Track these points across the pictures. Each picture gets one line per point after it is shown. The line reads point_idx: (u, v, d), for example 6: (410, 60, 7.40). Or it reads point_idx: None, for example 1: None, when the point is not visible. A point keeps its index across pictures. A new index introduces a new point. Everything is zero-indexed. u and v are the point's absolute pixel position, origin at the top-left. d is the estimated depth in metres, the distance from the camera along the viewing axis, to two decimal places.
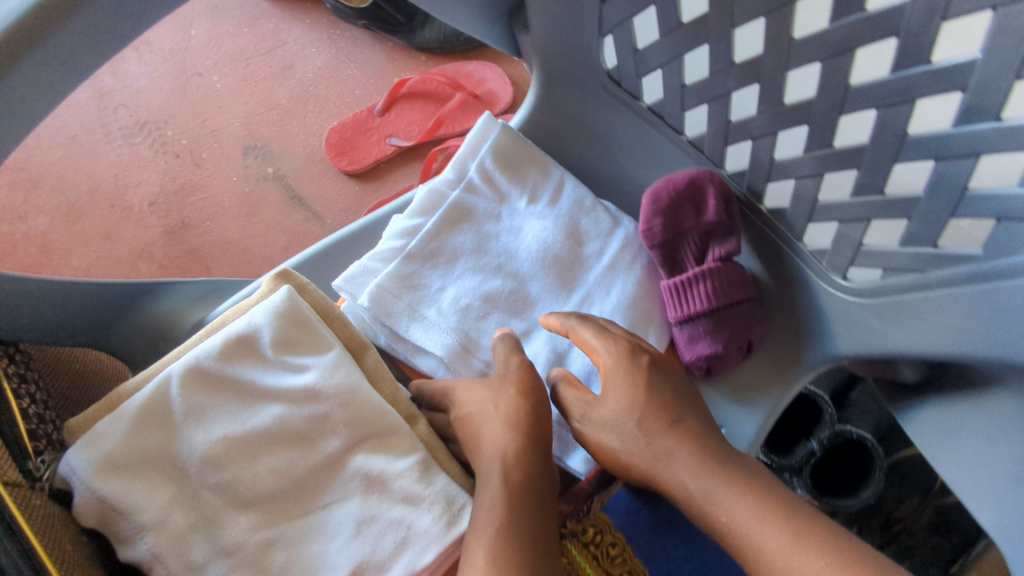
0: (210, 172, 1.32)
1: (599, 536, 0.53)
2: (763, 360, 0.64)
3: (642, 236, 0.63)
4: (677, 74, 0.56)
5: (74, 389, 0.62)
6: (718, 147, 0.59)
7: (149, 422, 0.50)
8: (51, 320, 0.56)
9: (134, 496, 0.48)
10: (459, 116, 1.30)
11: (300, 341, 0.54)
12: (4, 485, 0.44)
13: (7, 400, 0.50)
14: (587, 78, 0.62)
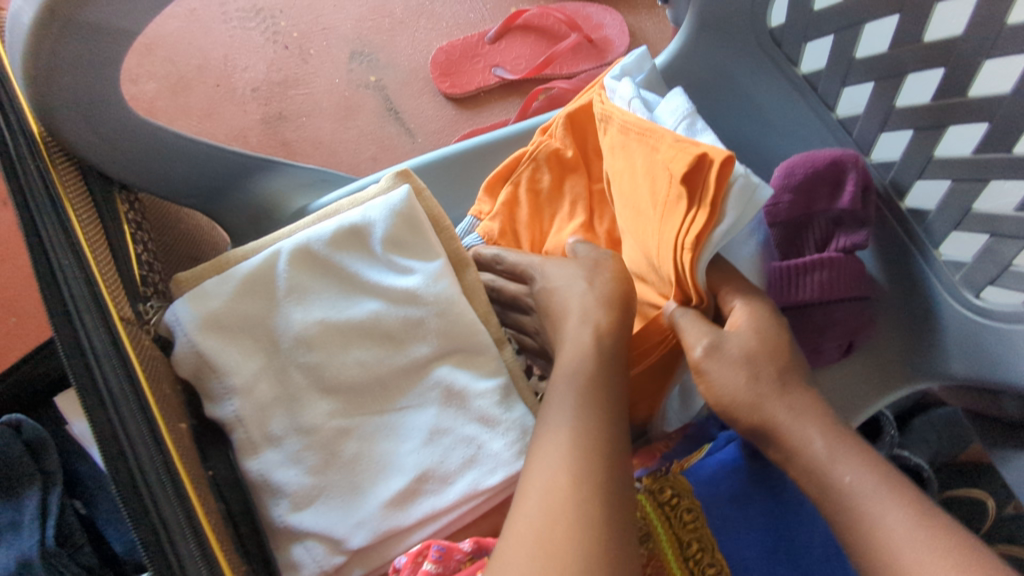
0: (314, 69, 1.32)
1: (674, 500, 0.46)
2: (862, 363, 0.61)
3: (764, 211, 0.59)
4: (850, 45, 0.52)
5: (180, 249, 0.64)
6: (870, 132, 0.55)
7: (253, 291, 0.51)
8: (174, 178, 0.58)
9: (228, 357, 0.49)
10: (569, 58, 1.26)
11: (409, 244, 0.54)
12: (120, 320, 0.45)
13: (126, 243, 0.52)
14: (744, 34, 0.59)
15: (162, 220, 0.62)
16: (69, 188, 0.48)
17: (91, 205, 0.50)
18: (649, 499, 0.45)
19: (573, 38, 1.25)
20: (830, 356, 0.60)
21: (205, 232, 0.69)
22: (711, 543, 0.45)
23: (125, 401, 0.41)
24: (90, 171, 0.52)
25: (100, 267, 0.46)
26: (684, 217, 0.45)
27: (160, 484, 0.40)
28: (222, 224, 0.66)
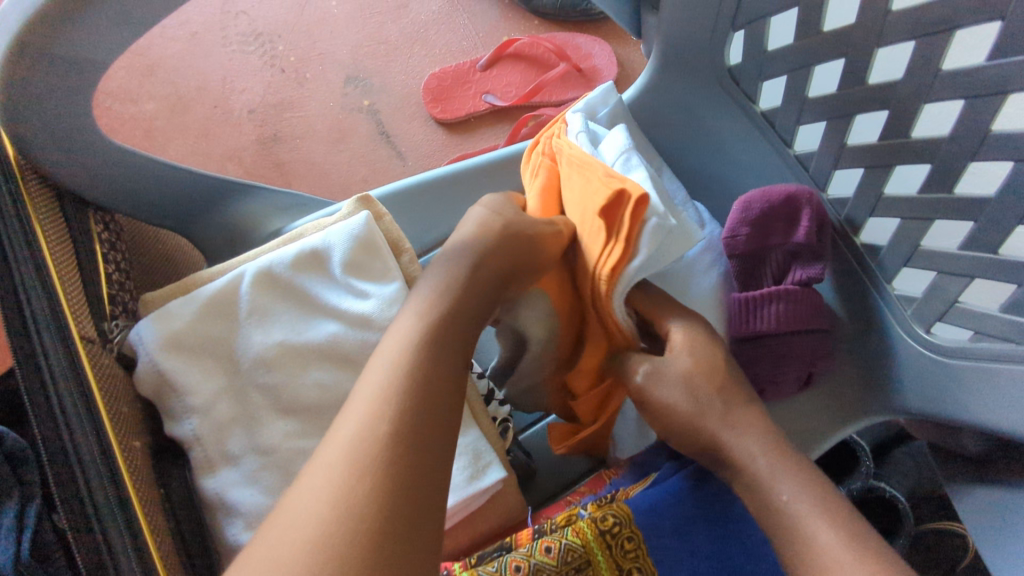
0: (309, 93, 1.35)
1: (616, 528, 0.45)
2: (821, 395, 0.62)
3: (725, 242, 0.60)
4: (801, 85, 0.54)
5: (155, 270, 0.66)
6: (825, 168, 0.56)
7: (215, 313, 0.52)
8: (149, 202, 0.59)
9: (188, 377, 0.51)
10: (558, 87, 1.28)
11: (367, 267, 0.55)
12: (81, 339, 0.47)
13: (96, 263, 0.54)
14: (705, 69, 0.60)
15: (134, 240, 0.63)
16: (41, 210, 0.50)
17: (63, 225, 0.52)
18: (592, 527, 0.45)
19: (561, 68, 1.27)
20: (788, 387, 0.61)
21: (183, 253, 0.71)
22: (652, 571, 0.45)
23: (78, 421, 0.42)
24: (66, 193, 0.54)
25: (65, 288, 0.48)
26: (605, 249, 0.47)
27: (107, 504, 0.41)
28: (197, 245, 0.67)
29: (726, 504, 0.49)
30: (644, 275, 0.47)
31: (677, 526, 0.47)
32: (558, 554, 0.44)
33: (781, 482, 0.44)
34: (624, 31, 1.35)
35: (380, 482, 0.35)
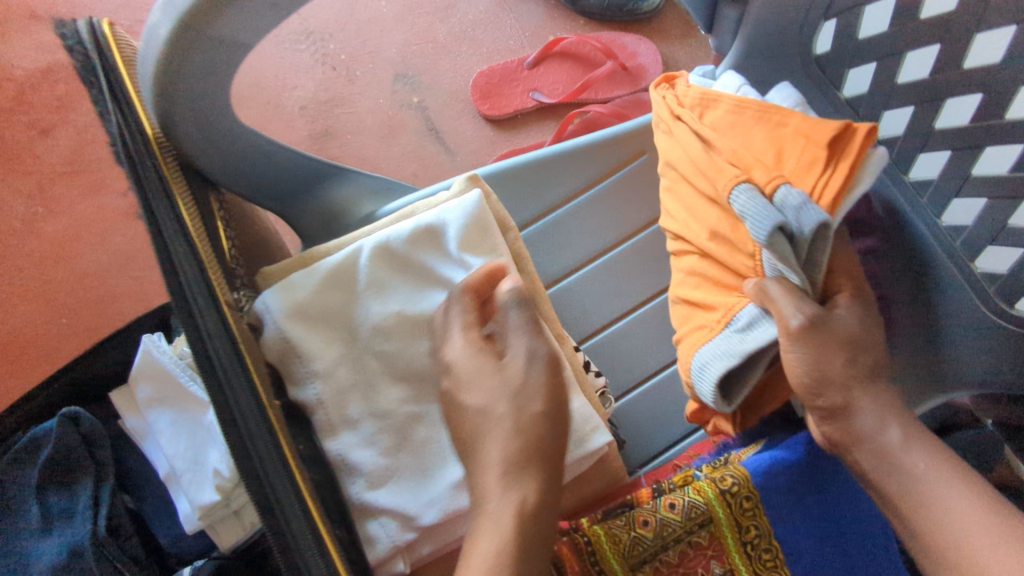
0: (360, 90, 1.38)
1: (735, 488, 0.50)
2: None
3: None
4: (892, 71, 0.57)
5: (258, 249, 0.69)
6: (911, 151, 0.59)
7: (336, 283, 0.55)
8: (257, 184, 0.62)
9: (312, 342, 0.53)
10: (604, 85, 1.32)
11: (479, 243, 0.59)
12: (225, 305, 0.50)
13: (220, 239, 0.58)
14: (793, 58, 0.65)
15: (241, 222, 0.67)
16: (177, 187, 0.53)
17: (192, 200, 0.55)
18: (712, 487, 0.50)
19: (608, 66, 1.30)
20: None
21: (270, 239, 0.74)
22: (768, 528, 0.50)
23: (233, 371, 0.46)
24: (195, 171, 0.57)
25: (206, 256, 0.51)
26: (818, 178, 0.49)
27: (267, 454, 0.44)
28: (294, 225, 0.71)
29: (830, 469, 0.54)
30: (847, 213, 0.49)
31: (791, 488, 0.52)
32: (682, 509, 0.49)
33: (913, 452, 0.50)
34: (668, 30, 1.38)
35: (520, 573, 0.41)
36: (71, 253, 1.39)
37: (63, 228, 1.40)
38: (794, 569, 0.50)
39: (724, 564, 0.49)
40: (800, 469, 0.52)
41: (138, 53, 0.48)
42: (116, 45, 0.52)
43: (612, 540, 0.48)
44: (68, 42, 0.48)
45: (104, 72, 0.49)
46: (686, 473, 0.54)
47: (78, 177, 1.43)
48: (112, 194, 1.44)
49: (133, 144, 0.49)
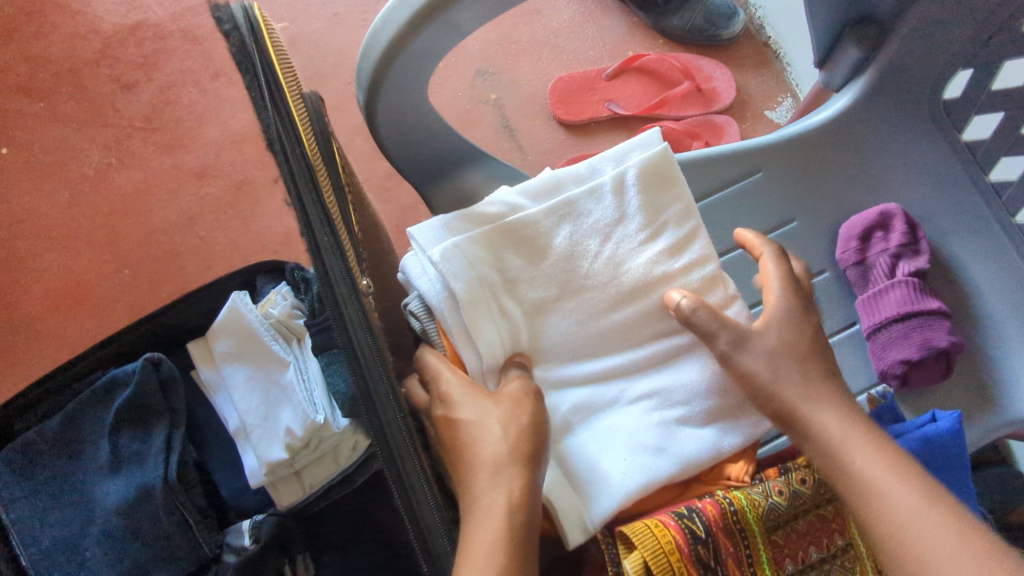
0: (441, 81, 1.42)
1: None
2: (966, 386, 0.69)
3: (842, 258, 0.74)
4: (1019, 121, 0.63)
5: (371, 230, 0.72)
6: (1021, 197, 0.66)
7: (519, 242, 0.56)
8: (400, 160, 0.65)
9: (498, 301, 0.54)
10: (679, 103, 1.38)
11: (662, 191, 0.57)
12: (363, 294, 0.53)
13: (351, 221, 0.60)
14: (917, 101, 0.72)
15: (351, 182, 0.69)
16: (320, 172, 0.54)
17: (330, 184, 0.57)
18: None
19: (685, 86, 1.37)
20: (932, 373, 0.68)
21: (371, 223, 0.77)
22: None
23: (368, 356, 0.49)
24: (324, 139, 0.59)
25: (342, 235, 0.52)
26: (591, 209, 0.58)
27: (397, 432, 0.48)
28: (427, 205, 0.74)
29: (943, 465, 0.54)
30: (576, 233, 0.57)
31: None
32: (813, 484, 0.50)
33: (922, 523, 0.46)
34: (743, 58, 1.45)
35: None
36: (138, 209, 1.32)
37: (136, 179, 1.33)
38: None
39: (846, 538, 0.50)
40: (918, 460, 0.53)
41: (361, 48, 0.53)
42: (265, 23, 0.50)
43: (754, 505, 0.48)
44: (226, 28, 0.47)
45: (257, 59, 0.48)
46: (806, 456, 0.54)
47: (157, 133, 1.36)
48: (189, 155, 1.35)
49: (286, 136, 0.50)
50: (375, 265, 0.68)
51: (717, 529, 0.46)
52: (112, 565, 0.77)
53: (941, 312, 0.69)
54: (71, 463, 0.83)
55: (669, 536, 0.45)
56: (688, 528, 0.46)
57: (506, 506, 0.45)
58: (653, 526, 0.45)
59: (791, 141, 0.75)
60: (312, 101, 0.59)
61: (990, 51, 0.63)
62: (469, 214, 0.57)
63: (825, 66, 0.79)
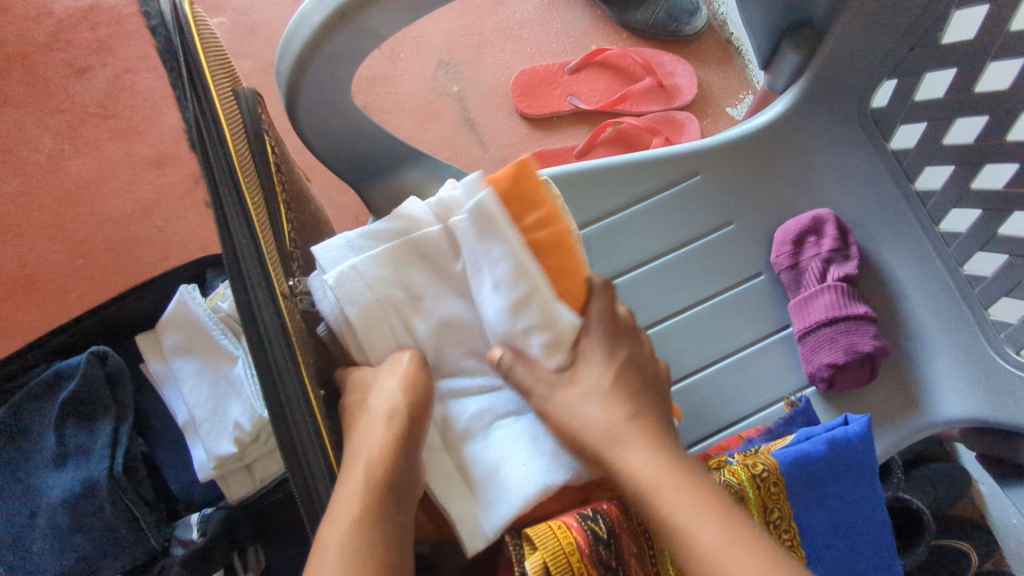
0: (403, 72, 1.40)
1: (765, 474, 0.53)
2: (890, 390, 0.70)
3: (775, 262, 0.74)
4: (940, 131, 0.64)
5: (308, 226, 0.70)
6: (944, 205, 0.67)
7: (416, 259, 0.55)
8: (331, 158, 0.65)
9: (391, 320, 0.54)
10: (640, 98, 1.38)
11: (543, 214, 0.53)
12: (284, 294, 0.51)
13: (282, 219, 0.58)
14: (850, 107, 0.73)
15: (288, 178, 0.66)
16: (247, 166, 0.53)
17: (258, 180, 0.55)
18: (745, 470, 0.53)
19: (646, 82, 1.37)
20: (858, 376, 0.69)
21: (313, 213, 0.77)
22: (787, 513, 0.54)
23: (279, 355, 0.48)
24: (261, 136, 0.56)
25: (265, 235, 0.50)
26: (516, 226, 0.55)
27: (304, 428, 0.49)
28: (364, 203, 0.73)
29: (849, 467, 0.56)
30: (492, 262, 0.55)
31: (810, 477, 0.54)
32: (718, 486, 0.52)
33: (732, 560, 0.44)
34: (705, 54, 1.45)
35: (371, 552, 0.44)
36: (92, 198, 1.29)
37: (90, 167, 1.31)
38: (807, 551, 0.54)
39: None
40: (824, 461, 0.55)
41: (279, 49, 0.53)
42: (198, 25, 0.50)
43: None
44: (154, 23, 0.48)
45: (183, 54, 0.48)
46: (719, 458, 0.56)
47: (111, 121, 1.33)
48: (144, 143, 1.33)
49: (210, 132, 0.48)
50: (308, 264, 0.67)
51: (619, 530, 0.49)
52: (59, 556, 0.77)
53: (868, 317, 0.70)
54: (18, 454, 0.82)
55: (570, 537, 0.46)
56: (591, 529, 0.47)
57: (367, 463, 0.47)
58: (557, 527, 0.46)
59: (732, 144, 0.76)
60: (248, 98, 0.57)
61: (913, 62, 0.64)
62: (376, 229, 0.55)
63: (766, 69, 0.79)
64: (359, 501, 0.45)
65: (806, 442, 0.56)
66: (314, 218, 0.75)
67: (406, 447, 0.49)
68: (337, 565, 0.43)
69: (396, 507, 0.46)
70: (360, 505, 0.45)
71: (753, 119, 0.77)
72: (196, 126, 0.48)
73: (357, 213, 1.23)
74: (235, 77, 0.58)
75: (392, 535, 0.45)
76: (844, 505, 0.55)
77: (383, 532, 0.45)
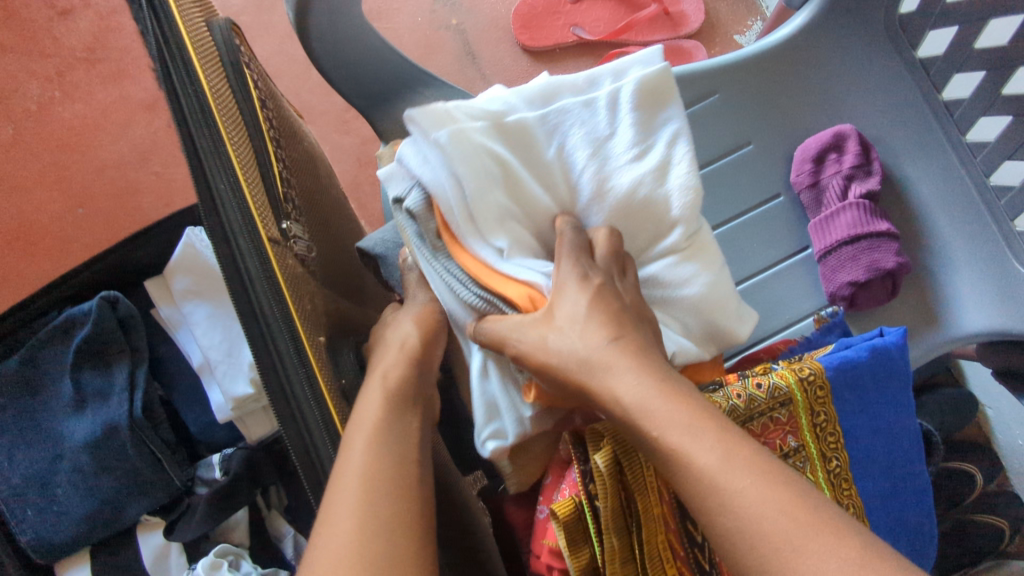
0: (399, 5, 1.35)
1: (813, 376, 0.52)
2: (908, 305, 0.70)
3: (795, 183, 0.73)
4: (972, 35, 0.62)
5: (308, 167, 0.66)
6: (972, 115, 0.66)
7: (504, 136, 0.50)
8: (338, 80, 0.63)
9: (486, 198, 0.48)
10: (646, 28, 1.33)
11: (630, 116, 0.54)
12: (270, 239, 0.47)
13: (270, 160, 0.52)
14: (875, 16, 0.70)
15: (279, 115, 0.60)
16: (222, 104, 0.47)
17: (240, 118, 0.49)
18: (793, 373, 0.52)
19: (653, 9, 1.32)
20: (877, 293, 0.69)
21: (314, 153, 0.73)
22: (832, 415, 0.53)
23: (268, 303, 0.46)
24: (244, 72, 0.51)
25: (247, 176, 0.47)
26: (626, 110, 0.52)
27: (298, 375, 0.46)
28: None
29: (888, 375, 0.55)
30: (598, 142, 0.51)
31: (852, 382, 0.54)
32: (768, 389, 0.50)
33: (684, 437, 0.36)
34: None
35: (387, 456, 0.44)
36: (86, 144, 1.26)
37: (81, 113, 1.27)
38: (848, 452, 0.55)
39: (798, 440, 0.52)
40: (866, 369, 0.54)
41: None
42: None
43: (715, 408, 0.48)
44: None
45: None
46: (764, 364, 0.55)
47: (101, 64, 1.29)
48: (136, 87, 1.29)
49: (180, 72, 0.45)
50: (311, 203, 0.62)
51: None
52: (86, 499, 0.78)
53: (889, 233, 0.69)
54: (32, 402, 0.81)
55: None
56: None
57: (382, 377, 0.51)
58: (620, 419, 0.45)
59: (750, 60, 0.74)
60: (224, 30, 0.51)
61: None
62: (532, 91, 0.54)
63: None
64: (374, 413, 0.47)
65: (846, 348, 0.56)
66: (312, 153, 0.70)
67: (416, 369, 0.52)
68: (362, 462, 0.43)
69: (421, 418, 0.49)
70: (375, 417, 0.46)
71: (773, 34, 0.74)
72: (163, 58, 0.44)
73: (358, 153, 1.20)
74: (210, 10, 0.53)
75: (405, 446, 0.45)
76: (883, 411, 0.56)
77: (400, 445, 0.45)
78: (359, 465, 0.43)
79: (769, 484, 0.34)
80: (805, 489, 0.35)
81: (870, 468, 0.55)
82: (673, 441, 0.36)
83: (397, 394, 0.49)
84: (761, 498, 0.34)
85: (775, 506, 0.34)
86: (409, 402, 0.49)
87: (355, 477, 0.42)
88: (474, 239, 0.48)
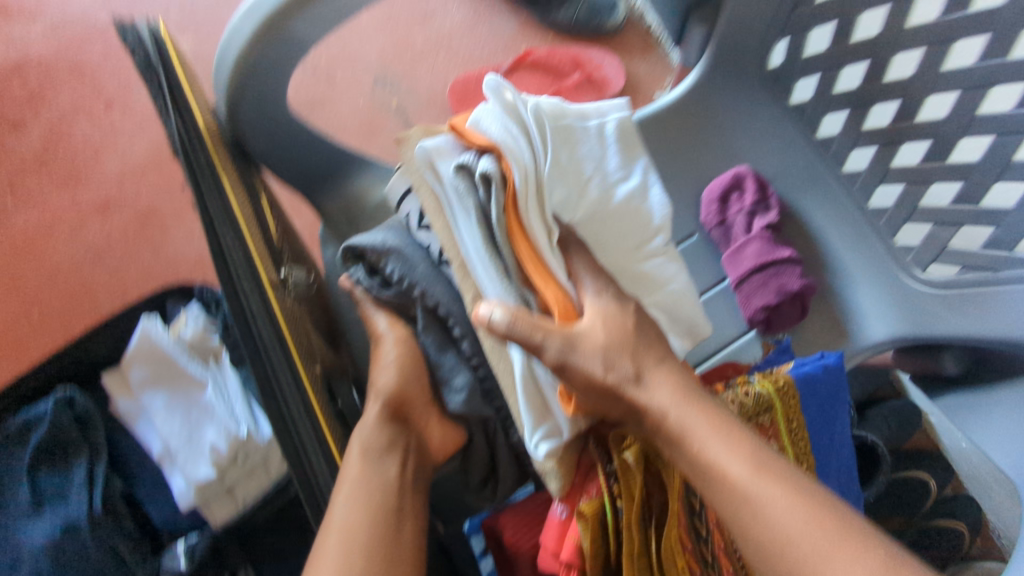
0: (340, 92, 1.44)
1: (785, 386, 0.56)
2: (823, 322, 0.79)
3: (706, 220, 0.81)
4: (831, 82, 0.70)
5: (290, 230, 0.72)
6: (845, 149, 0.73)
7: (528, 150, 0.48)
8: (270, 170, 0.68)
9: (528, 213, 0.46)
10: (574, 93, 1.44)
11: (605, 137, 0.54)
12: (272, 285, 0.53)
13: (261, 221, 0.58)
14: None
15: (266, 186, 0.67)
16: (226, 174, 0.54)
17: (240, 186, 0.56)
18: (771, 381, 0.55)
19: (578, 77, 1.43)
20: (789, 314, 0.76)
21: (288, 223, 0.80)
22: (803, 421, 0.57)
23: (270, 340, 0.50)
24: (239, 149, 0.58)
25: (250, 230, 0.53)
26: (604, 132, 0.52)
27: (297, 406, 0.50)
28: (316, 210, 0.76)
29: (839, 385, 0.62)
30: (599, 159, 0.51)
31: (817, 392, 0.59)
32: (752, 395, 0.53)
33: (710, 447, 0.43)
34: (630, 47, 1.53)
35: (359, 527, 0.48)
36: (41, 249, 1.29)
37: (36, 220, 1.31)
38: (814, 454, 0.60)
39: (778, 444, 0.55)
40: (825, 380, 0.60)
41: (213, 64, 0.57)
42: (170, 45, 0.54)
43: None
44: (132, 45, 0.50)
45: (162, 69, 0.51)
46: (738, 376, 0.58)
47: (54, 172, 1.33)
48: (89, 190, 1.33)
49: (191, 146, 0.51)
50: (295, 261, 0.68)
51: None
52: None
53: (792, 259, 0.76)
54: None
55: None
56: None
57: (362, 441, 0.54)
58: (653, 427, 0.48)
59: (650, 120, 0.81)
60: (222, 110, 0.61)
61: (797, 21, 0.68)
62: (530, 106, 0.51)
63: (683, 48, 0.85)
64: (348, 482, 0.51)
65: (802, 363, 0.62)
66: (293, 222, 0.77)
67: (395, 419, 0.57)
68: (337, 541, 0.47)
69: (401, 465, 0.54)
70: (351, 482, 0.51)
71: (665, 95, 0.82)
72: (179, 134, 0.50)
73: None
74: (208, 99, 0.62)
75: (375, 515, 0.50)
76: (838, 414, 0.62)
77: (371, 514, 0.49)
78: (335, 542, 0.47)
79: (796, 500, 0.41)
80: (826, 501, 0.41)
81: (829, 468, 0.61)
82: (713, 452, 0.43)
83: (374, 457, 0.53)
84: (790, 513, 0.40)
85: (805, 516, 0.40)
86: (383, 458, 0.53)
87: (333, 554, 0.46)
88: (538, 233, 0.46)
